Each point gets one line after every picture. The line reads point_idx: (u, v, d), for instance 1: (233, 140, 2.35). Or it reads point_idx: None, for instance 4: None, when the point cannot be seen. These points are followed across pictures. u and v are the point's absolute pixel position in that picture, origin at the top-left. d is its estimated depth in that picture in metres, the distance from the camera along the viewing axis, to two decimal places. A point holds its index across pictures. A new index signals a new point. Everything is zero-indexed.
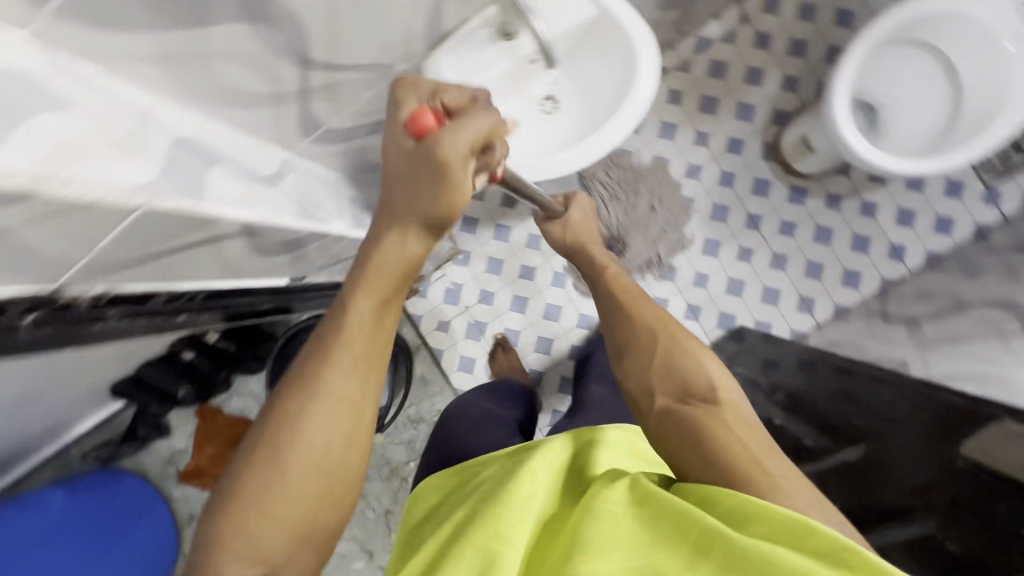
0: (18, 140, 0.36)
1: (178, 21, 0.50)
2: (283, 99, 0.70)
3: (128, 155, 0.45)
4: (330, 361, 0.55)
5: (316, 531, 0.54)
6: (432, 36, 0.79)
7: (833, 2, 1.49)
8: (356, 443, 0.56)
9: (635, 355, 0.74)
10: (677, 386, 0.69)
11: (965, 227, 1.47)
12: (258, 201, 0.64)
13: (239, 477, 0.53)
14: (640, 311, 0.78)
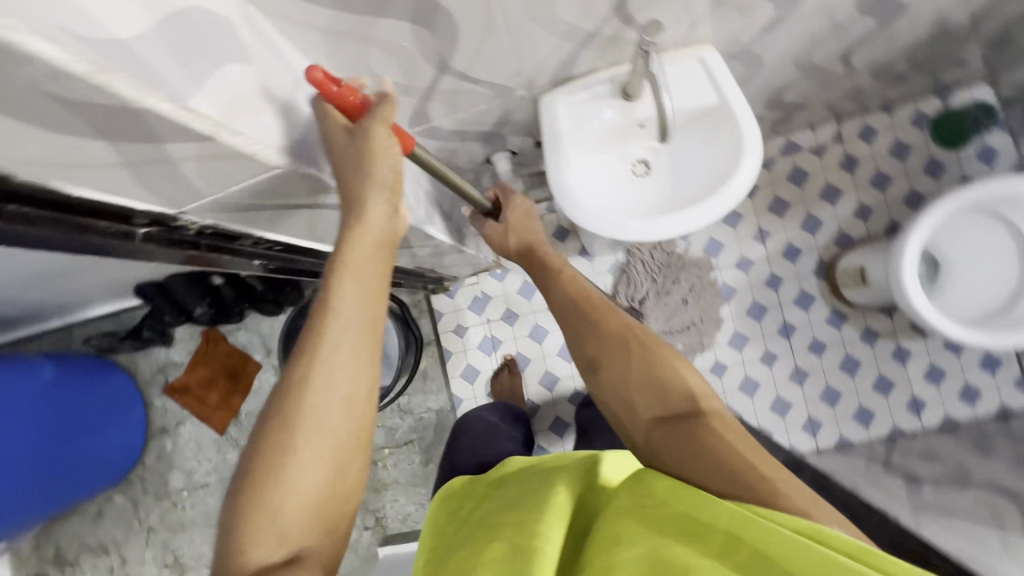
0: (212, 87, 0.39)
1: (356, 5, 0.55)
2: (408, 90, 0.74)
3: (283, 113, 0.49)
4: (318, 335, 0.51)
5: (338, 505, 0.51)
6: (558, 76, 0.83)
7: (928, 149, 1.51)
8: (353, 428, 0.52)
9: (608, 376, 0.67)
10: (659, 398, 0.63)
11: (990, 402, 1.46)
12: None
13: (252, 454, 0.49)
14: (601, 318, 0.72)
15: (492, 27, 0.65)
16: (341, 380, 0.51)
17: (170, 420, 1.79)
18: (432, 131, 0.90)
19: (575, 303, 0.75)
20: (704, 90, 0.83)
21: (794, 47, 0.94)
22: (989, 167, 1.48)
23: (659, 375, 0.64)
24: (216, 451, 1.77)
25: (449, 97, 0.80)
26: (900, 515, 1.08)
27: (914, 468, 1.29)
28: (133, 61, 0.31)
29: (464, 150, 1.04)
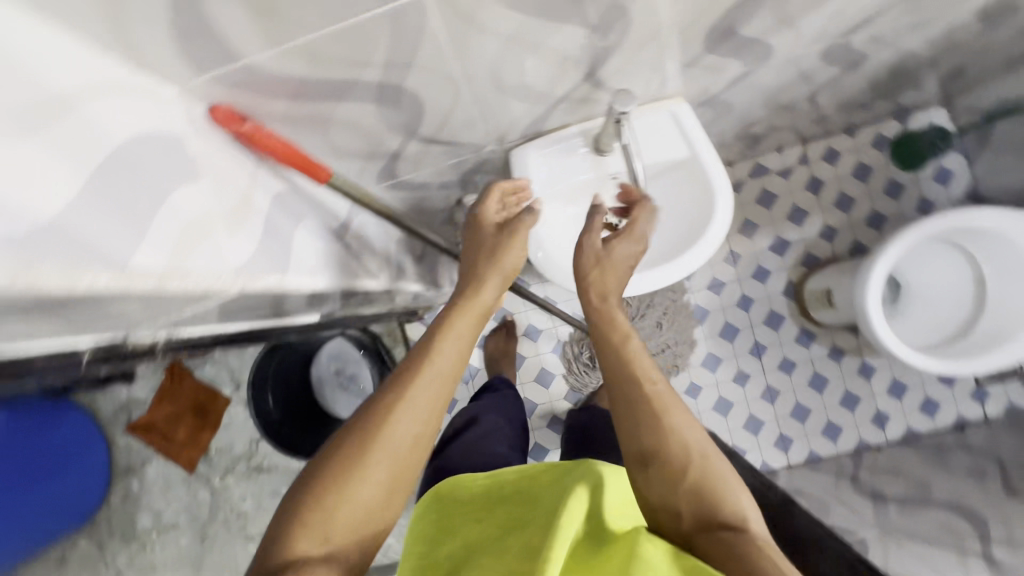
0: (156, 234, 0.45)
1: (315, 97, 0.52)
2: (374, 156, 0.71)
3: (235, 228, 0.53)
4: (395, 398, 0.57)
5: (384, 507, 0.55)
6: (530, 131, 0.83)
7: (888, 171, 1.55)
8: (394, 492, 0.56)
9: (658, 475, 0.60)
10: (703, 506, 0.58)
11: (948, 414, 1.52)
12: (311, 254, 0.67)
13: (342, 439, 0.56)
14: (663, 411, 0.62)
15: (461, 101, 0.63)
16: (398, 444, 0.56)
17: (135, 459, 1.71)
18: (401, 184, 0.88)
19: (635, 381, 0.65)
20: (676, 144, 0.83)
21: (762, 93, 0.96)
22: (945, 188, 1.54)
23: (707, 481, 0.59)
24: (186, 489, 1.71)
25: (417, 156, 0.77)
26: (867, 539, 1.11)
27: (880, 485, 1.34)
28: (73, 246, 0.38)
29: (435, 195, 1.02)
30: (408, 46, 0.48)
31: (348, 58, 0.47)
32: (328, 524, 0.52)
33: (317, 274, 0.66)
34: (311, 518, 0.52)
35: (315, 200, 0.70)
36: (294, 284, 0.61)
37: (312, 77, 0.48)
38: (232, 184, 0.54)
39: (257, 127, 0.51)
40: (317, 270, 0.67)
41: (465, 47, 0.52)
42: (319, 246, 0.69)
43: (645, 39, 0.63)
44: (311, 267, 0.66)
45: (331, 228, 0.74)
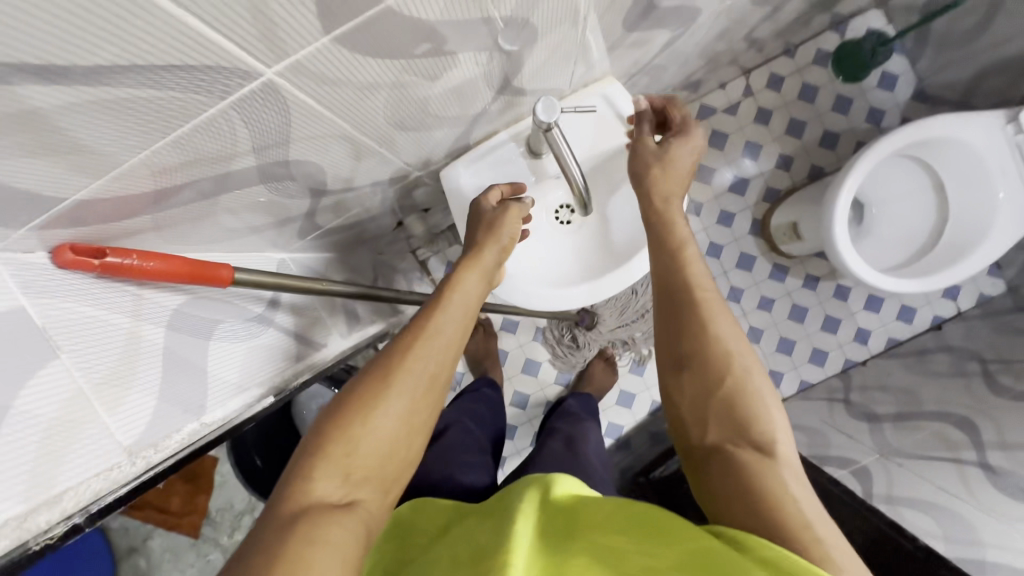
0: (15, 467, 0.43)
1: (187, 199, 0.44)
2: (287, 221, 0.63)
3: (123, 398, 0.51)
4: (405, 350, 0.57)
5: (389, 463, 0.54)
6: (455, 149, 0.74)
7: (834, 87, 1.51)
8: (410, 441, 0.55)
9: (692, 380, 0.59)
10: (738, 425, 0.57)
11: (924, 317, 1.55)
12: (234, 363, 0.66)
13: (350, 391, 0.55)
14: (712, 319, 0.60)
15: (366, 151, 0.55)
16: (410, 396, 0.55)
17: (136, 538, 1.59)
18: (330, 230, 0.79)
19: (682, 290, 0.63)
20: (615, 129, 0.76)
21: (695, 47, 0.88)
22: (891, 94, 1.50)
23: (744, 400, 0.57)
24: (196, 555, 1.60)
25: (337, 206, 0.69)
26: (870, 466, 1.14)
27: (872, 404, 1.37)
28: None
29: (372, 225, 0.94)
30: (276, 128, 0.40)
31: (209, 156, 0.39)
32: (341, 470, 0.51)
33: (245, 390, 0.66)
34: (323, 460, 0.51)
35: (223, 301, 0.63)
36: (213, 418, 0.62)
37: (173, 184, 0.40)
38: (111, 341, 0.50)
39: (119, 256, 0.42)
40: (244, 383, 0.67)
41: (349, 106, 0.43)
42: (243, 349, 0.67)
43: (560, 34, 0.56)
44: (235, 383, 0.65)
45: (252, 320, 0.69)
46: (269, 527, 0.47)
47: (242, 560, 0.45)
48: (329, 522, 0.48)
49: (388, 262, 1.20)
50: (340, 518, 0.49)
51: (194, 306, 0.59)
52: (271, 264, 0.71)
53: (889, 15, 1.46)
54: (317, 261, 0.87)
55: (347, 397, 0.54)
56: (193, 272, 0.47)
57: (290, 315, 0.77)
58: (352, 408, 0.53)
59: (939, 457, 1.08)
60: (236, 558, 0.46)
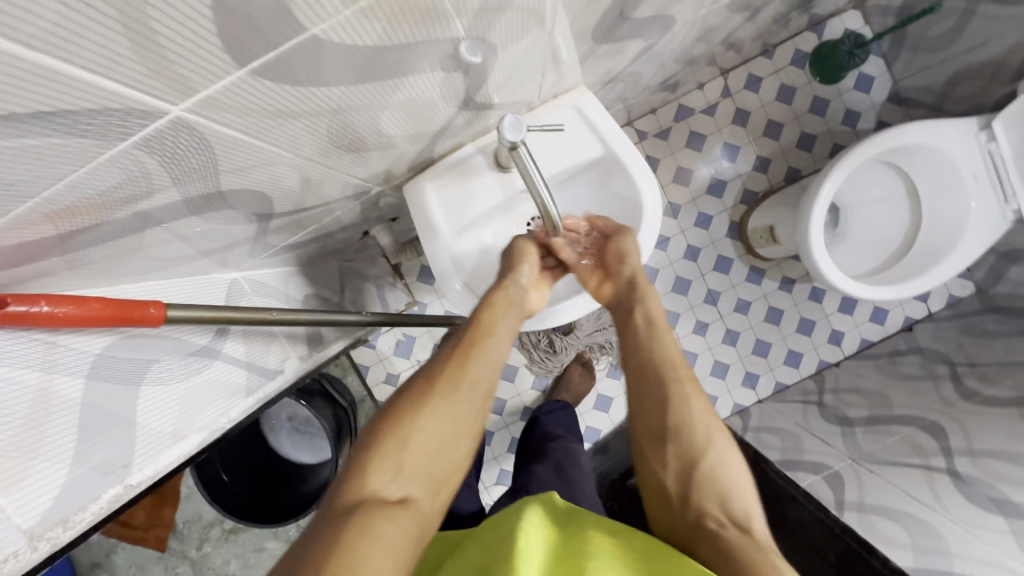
0: None
1: (104, 237, 0.39)
2: (233, 245, 0.59)
3: (23, 470, 0.44)
4: (453, 365, 0.61)
5: (437, 469, 0.55)
6: (418, 163, 0.70)
7: (811, 88, 1.50)
8: (459, 449, 0.57)
9: (675, 453, 0.61)
10: (720, 494, 0.58)
11: (897, 319, 1.57)
12: (170, 409, 0.59)
13: (406, 397, 0.59)
14: (688, 389, 0.64)
15: (314, 174, 0.51)
16: (456, 410, 0.58)
17: (99, 552, 1.48)
18: (288, 246, 0.75)
19: (659, 360, 0.66)
20: (587, 141, 0.72)
21: (671, 53, 0.86)
22: (867, 96, 1.50)
23: (723, 470, 0.59)
24: (163, 569, 1.51)
25: (290, 225, 0.64)
26: (842, 471, 1.15)
27: (844, 408, 1.38)
28: None
29: (337, 236, 0.89)
30: (195, 162, 0.36)
31: (119, 195, 0.34)
32: (395, 465, 0.54)
33: (181, 438, 0.61)
34: (379, 457, 0.54)
35: (155, 338, 0.55)
36: (139, 478, 0.56)
37: (82, 226, 0.36)
38: (15, 402, 0.42)
39: (25, 304, 0.37)
40: (180, 431, 0.61)
41: (282, 131, 0.39)
42: (183, 391, 0.60)
43: (525, 47, 0.52)
44: (171, 432, 0.59)
45: (195, 354, 0.62)
46: (328, 521, 0.49)
47: (299, 550, 0.46)
48: (381, 512, 0.49)
49: (356, 269, 1.15)
50: (391, 512, 0.50)
51: (120, 348, 0.51)
52: (222, 285, 0.67)
53: (866, 16, 1.46)
54: (275, 276, 0.82)
55: (397, 406, 0.58)
56: (115, 315, 0.42)
57: (242, 342, 0.70)
58: (403, 416, 0.56)
59: (909, 463, 1.09)
60: (293, 551, 0.47)
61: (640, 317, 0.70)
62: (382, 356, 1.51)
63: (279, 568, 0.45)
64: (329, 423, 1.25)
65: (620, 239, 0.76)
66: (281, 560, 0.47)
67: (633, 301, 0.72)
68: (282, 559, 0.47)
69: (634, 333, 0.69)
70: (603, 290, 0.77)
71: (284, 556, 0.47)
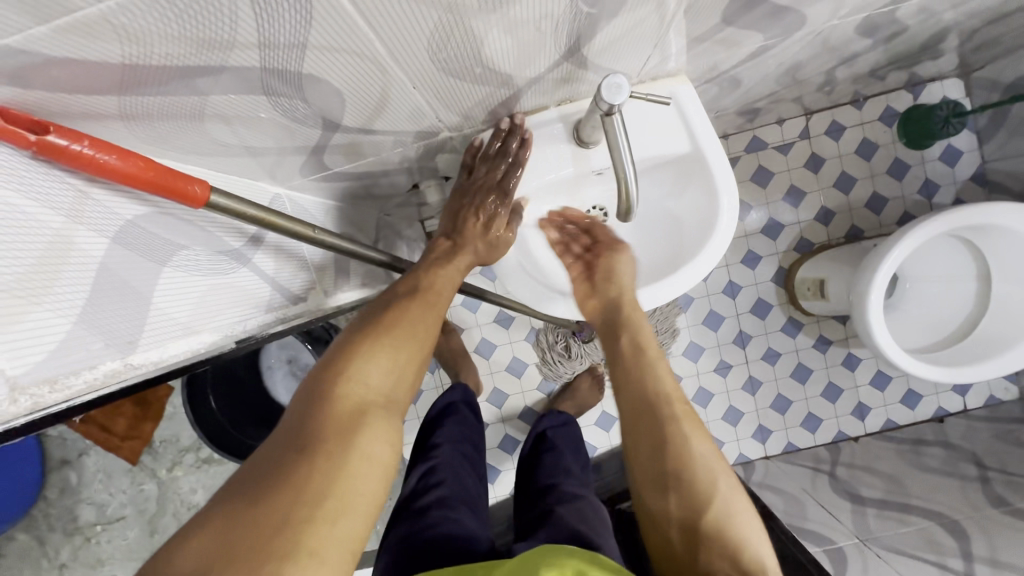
0: None
1: (172, 88, 0.36)
2: (289, 151, 0.55)
3: (23, 312, 0.37)
4: (426, 288, 0.67)
5: (403, 389, 0.59)
6: (494, 116, 0.66)
7: (893, 149, 1.43)
8: (415, 373, 0.60)
9: (679, 503, 0.59)
10: (729, 549, 0.56)
11: (929, 406, 1.49)
12: (189, 299, 0.53)
13: (378, 315, 0.62)
14: (689, 429, 0.61)
15: (395, 89, 0.47)
16: (413, 334, 0.61)
17: (72, 451, 1.46)
18: (339, 174, 0.71)
19: (658, 396, 0.63)
20: (676, 135, 0.68)
21: (776, 67, 0.81)
22: (951, 169, 1.43)
23: (730, 518, 0.57)
24: (128, 483, 1.48)
25: (350, 148, 0.61)
26: (846, 549, 1.08)
27: (857, 484, 1.30)
28: None
29: (385, 180, 0.85)
30: (288, 21, 0.32)
31: (201, 35, 0.31)
32: (371, 381, 0.56)
33: (194, 333, 0.55)
34: (364, 368, 0.56)
35: (190, 221, 0.51)
36: (142, 360, 0.50)
37: (148, 61, 0.32)
38: (33, 240, 0.36)
39: (67, 138, 0.33)
40: (195, 326, 0.55)
41: (387, 13, 0.35)
42: (204, 285, 0.54)
43: (647, 12, 0.49)
44: (183, 322, 0.53)
45: (226, 255, 0.57)
46: (310, 427, 0.51)
47: (281, 468, 0.48)
48: (369, 418, 0.53)
49: (393, 224, 1.12)
50: (377, 419, 0.54)
51: (154, 223, 0.47)
52: (267, 192, 0.63)
53: (969, 88, 1.39)
54: (316, 204, 0.79)
55: (353, 338, 0.59)
56: (158, 181, 0.38)
57: (271, 257, 0.65)
58: (362, 346, 0.58)
59: (922, 557, 1.02)
60: (274, 464, 0.48)
61: (626, 342, 0.68)
62: None
63: (255, 492, 0.46)
64: None
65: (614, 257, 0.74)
66: (251, 482, 0.47)
67: (620, 321, 0.70)
68: (251, 468, 0.49)
69: (625, 364, 0.66)
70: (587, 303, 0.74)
71: (255, 479, 0.47)
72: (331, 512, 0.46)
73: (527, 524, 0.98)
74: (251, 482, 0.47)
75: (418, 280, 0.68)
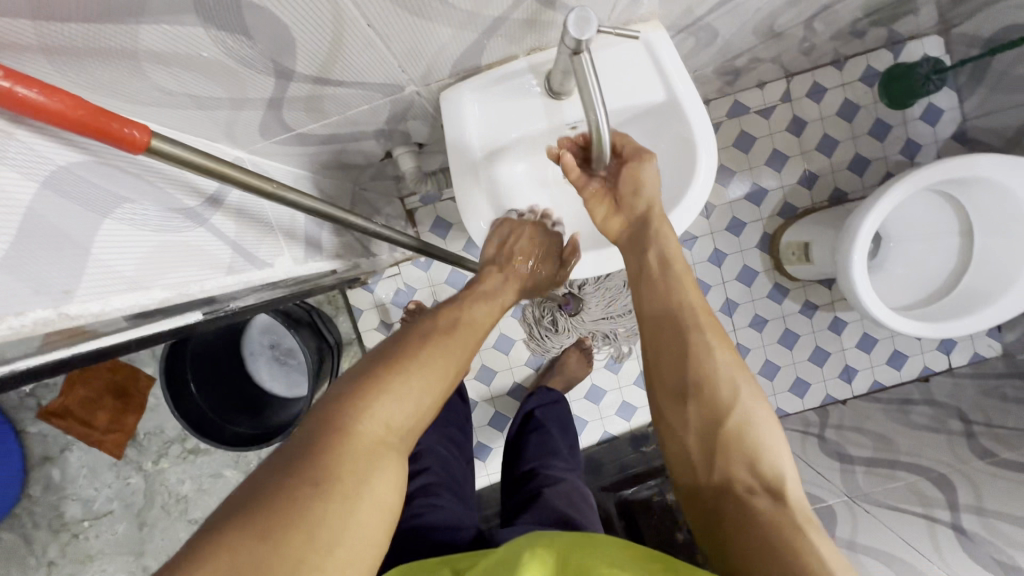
0: None
1: (99, 14, 0.33)
2: (246, 104, 0.53)
3: None
4: (439, 335, 0.62)
5: (416, 424, 0.55)
6: (461, 68, 0.64)
7: (875, 110, 1.42)
8: (434, 404, 0.57)
9: (700, 410, 0.58)
10: (746, 455, 0.56)
11: (914, 366, 1.50)
12: (136, 252, 0.50)
13: (398, 346, 0.59)
14: (712, 339, 0.61)
15: (347, 26, 0.45)
16: (437, 370, 0.58)
17: (53, 447, 1.42)
18: (303, 136, 0.69)
19: (679, 305, 0.62)
20: (650, 83, 0.66)
21: (752, 16, 0.79)
22: (932, 128, 1.42)
23: (749, 423, 0.57)
24: (114, 477, 1.45)
25: (310, 104, 0.58)
26: (835, 507, 1.09)
27: (846, 445, 1.30)
28: None
29: (356, 146, 0.82)
30: None
31: None
32: (389, 417, 0.52)
33: (142, 288, 0.51)
34: (378, 397, 0.53)
35: (131, 172, 0.48)
36: (78, 311, 0.45)
37: None
38: None
39: None
40: (143, 280, 0.51)
41: None
42: (152, 240, 0.52)
43: None
44: (131, 278, 0.50)
45: (180, 213, 0.55)
46: (321, 458, 0.46)
47: (287, 507, 0.42)
48: (383, 462, 0.49)
49: (369, 199, 1.09)
50: (390, 464, 0.50)
51: (92, 172, 0.44)
52: (227, 152, 0.61)
53: (949, 44, 1.38)
54: (284, 172, 0.76)
55: (375, 364, 0.56)
56: (92, 123, 0.35)
57: (233, 220, 0.63)
58: (383, 377, 0.55)
59: (909, 510, 1.02)
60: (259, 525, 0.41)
61: (654, 256, 0.65)
62: (377, 302, 1.45)
63: (261, 526, 0.40)
64: (312, 355, 1.20)
65: (637, 165, 0.68)
66: (243, 512, 0.41)
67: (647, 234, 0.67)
68: (238, 494, 0.44)
69: (651, 278, 0.65)
70: (611, 221, 0.71)
71: (248, 504, 0.42)
72: (333, 564, 0.42)
73: (515, 508, 0.98)
74: (237, 513, 0.42)
75: (455, 312, 0.66)
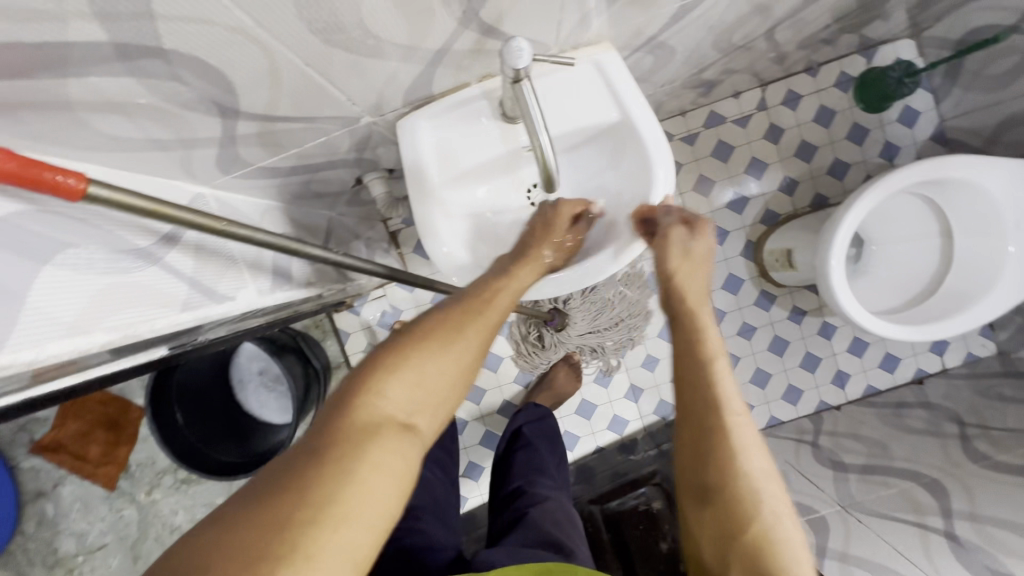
0: None
1: (24, 73, 0.34)
2: (198, 143, 0.54)
3: None
4: (470, 311, 0.57)
5: (442, 399, 0.52)
6: (415, 97, 0.65)
7: (851, 115, 1.43)
8: (459, 391, 0.54)
9: (715, 518, 0.53)
10: (761, 574, 0.51)
11: (908, 369, 1.49)
12: (79, 297, 0.51)
13: (430, 323, 0.56)
14: (742, 442, 0.54)
15: (282, 63, 0.46)
16: (465, 352, 0.54)
17: (45, 482, 1.42)
18: (266, 169, 0.70)
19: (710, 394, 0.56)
20: (603, 105, 0.67)
21: (708, 31, 0.80)
22: (910, 130, 1.42)
23: (771, 545, 0.51)
24: (106, 510, 1.44)
25: (264, 139, 0.59)
26: (828, 517, 1.07)
27: (840, 452, 1.29)
28: None
29: (325, 174, 0.83)
30: None
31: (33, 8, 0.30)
32: (408, 390, 0.50)
33: (82, 332, 0.51)
34: (393, 379, 0.50)
35: (75, 217, 0.50)
36: (8, 361, 0.44)
37: None
38: None
39: None
40: (83, 324, 0.51)
41: None
42: (97, 284, 0.53)
43: None
44: (70, 323, 0.50)
45: (130, 253, 0.57)
46: (331, 448, 0.44)
47: (287, 502, 0.40)
48: (392, 444, 0.47)
49: (347, 224, 1.10)
50: (401, 447, 0.47)
51: (34, 221, 0.46)
52: (189, 189, 0.62)
53: (921, 47, 1.39)
54: (252, 204, 0.77)
55: (405, 340, 0.53)
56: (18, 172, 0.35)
57: (190, 257, 0.66)
58: (406, 351, 0.52)
59: (902, 518, 1.01)
60: (248, 536, 0.39)
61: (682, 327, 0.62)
62: (363, 324, 1.46)
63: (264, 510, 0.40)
64: (297, 382, 1.20)
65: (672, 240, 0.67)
66: (251, 502, 0.41)
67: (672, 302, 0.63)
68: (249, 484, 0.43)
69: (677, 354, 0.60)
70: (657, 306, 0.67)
71: (258, 493, 0.41)
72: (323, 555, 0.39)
73: (500, 530, 0.97)
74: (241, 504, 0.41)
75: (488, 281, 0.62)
